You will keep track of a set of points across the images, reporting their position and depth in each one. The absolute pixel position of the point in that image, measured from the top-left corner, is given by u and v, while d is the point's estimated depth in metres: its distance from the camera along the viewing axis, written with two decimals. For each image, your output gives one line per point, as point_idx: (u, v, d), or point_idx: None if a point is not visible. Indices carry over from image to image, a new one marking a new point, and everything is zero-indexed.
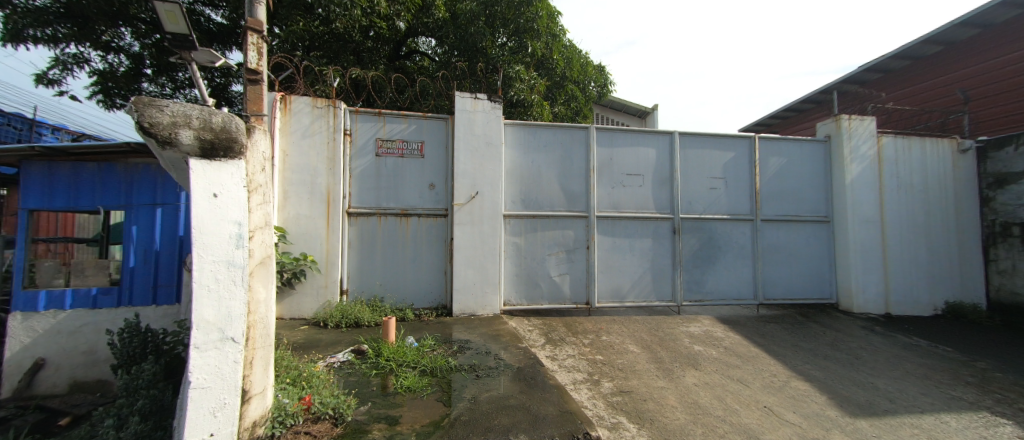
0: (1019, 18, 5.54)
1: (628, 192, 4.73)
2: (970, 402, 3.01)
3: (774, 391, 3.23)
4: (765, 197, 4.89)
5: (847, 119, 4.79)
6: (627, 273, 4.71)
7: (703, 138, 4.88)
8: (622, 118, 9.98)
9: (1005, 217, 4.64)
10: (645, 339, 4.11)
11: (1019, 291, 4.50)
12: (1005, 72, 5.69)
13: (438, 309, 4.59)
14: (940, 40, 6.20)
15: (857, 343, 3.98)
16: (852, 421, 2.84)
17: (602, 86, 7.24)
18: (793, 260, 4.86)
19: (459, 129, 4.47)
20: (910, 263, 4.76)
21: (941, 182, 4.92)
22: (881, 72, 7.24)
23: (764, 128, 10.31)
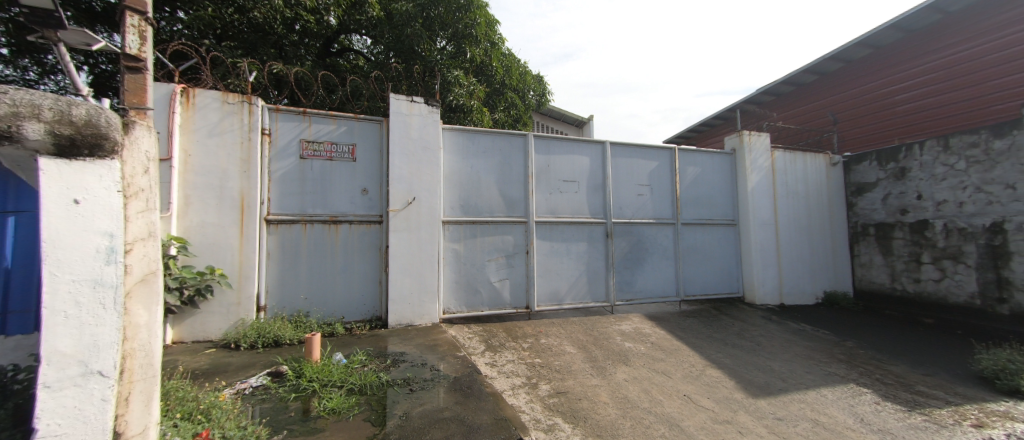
0: (870, 56, 6.80)
1: (564, 198, 4.90)
2: (842, 375, 3.57)
3: (693, 380, 3.52)
4: (685, 203, 5.38)
5: (747, 134, 5.47)
6: (564, 276, 4.86)
7: (631, 147, 5.25)
8: (560, 126, 10.40)
9: (864, 219, 5.63)
10: (581, 339, 4.26)
11: (875, 280, 5.47)
12: (862, 100, 6.93)
13: (372, 321, 4.34)
14: (817, 71, 7.39)
15: (759, 331, 4.52)
16: (754, 401, 3.19)
17: (541, 95, 7.46)
18: (709, 259, 5.40)
19: (394, 131, 4.29)
20: (799, 258, 5.54)
21: (820, 189, 5.80)
22: (774, 95, 8.42)
23: (684, 141, 11.39)
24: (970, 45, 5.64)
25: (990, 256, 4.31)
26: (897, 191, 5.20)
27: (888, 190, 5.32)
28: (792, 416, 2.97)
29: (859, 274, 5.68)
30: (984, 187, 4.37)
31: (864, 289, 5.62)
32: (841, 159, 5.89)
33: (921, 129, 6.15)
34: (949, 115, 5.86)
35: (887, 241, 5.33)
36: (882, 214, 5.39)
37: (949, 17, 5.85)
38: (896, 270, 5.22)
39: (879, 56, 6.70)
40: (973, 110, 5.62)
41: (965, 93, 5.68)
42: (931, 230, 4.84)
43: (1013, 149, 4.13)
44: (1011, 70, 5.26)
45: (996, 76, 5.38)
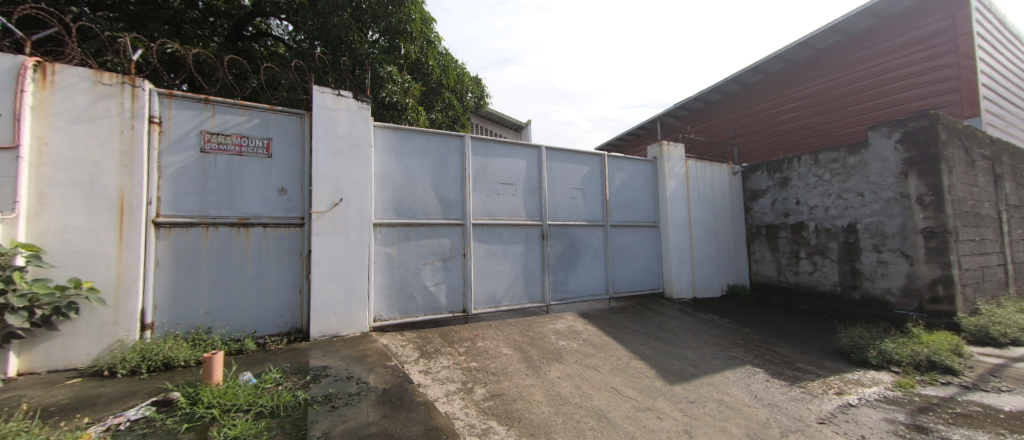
0: (760, 82, 7.98)
1: (502, 200, 4.94)
2: (741, 358, 4.06)
3: (620, 372, 3.74)
4: (614, 207, 5.74)
5: (666, 144, 6.04)
6: (501, 278, 4.89)
7: (565, 153, 5.48)
8: (499, 129, 10.52)
9: (757, 221, 6.51)
10: (517, 340, 4.30)
11: (766, 273, 6.34)
12: (754, 119, 8.10)
13: (291, 334, 3.93)
14: (722, 91, 8.42)
15: (675, 323, 4.97)
16: (671, 387, 3.49)
17: (479, 98, 7.44)
18: (635, 259, 5.83)
19: (318, 126, 3.95)
20: (709, 256, 6.22)
21: (725, 195, 6.59)
22: (688, 110, 9.42)
23: (613, 148, 12.23)
24: (829, 78, 6.87)
25: (848, 251, 5.24)
26: (782, 197, 6.10)
27: (775, 197, 6.22)
28: (701, 399, 3.30)
29: (754, 268, 6.54)
30: (843, 194, 5.31)
31: (759, 282, 6.48)
32: (741, 169, 6.77)
33: (799, 145, 7.30)
34: (818, 135, 7.03)
35: (775, 239, 6.22)
36: (770, 217, 6.29)
37: (816, 53, 7.04)
38: (782, 265, 6.10)
39: (769, 82, 7.83)
40: (833, 132, 6.82)
41: (827, 117, 6.90)
42: (806, 230, 5.75)
43: (862, 164, 5.08)
44: (857, 101, 6.49)
45: (849, 104, 6.58)
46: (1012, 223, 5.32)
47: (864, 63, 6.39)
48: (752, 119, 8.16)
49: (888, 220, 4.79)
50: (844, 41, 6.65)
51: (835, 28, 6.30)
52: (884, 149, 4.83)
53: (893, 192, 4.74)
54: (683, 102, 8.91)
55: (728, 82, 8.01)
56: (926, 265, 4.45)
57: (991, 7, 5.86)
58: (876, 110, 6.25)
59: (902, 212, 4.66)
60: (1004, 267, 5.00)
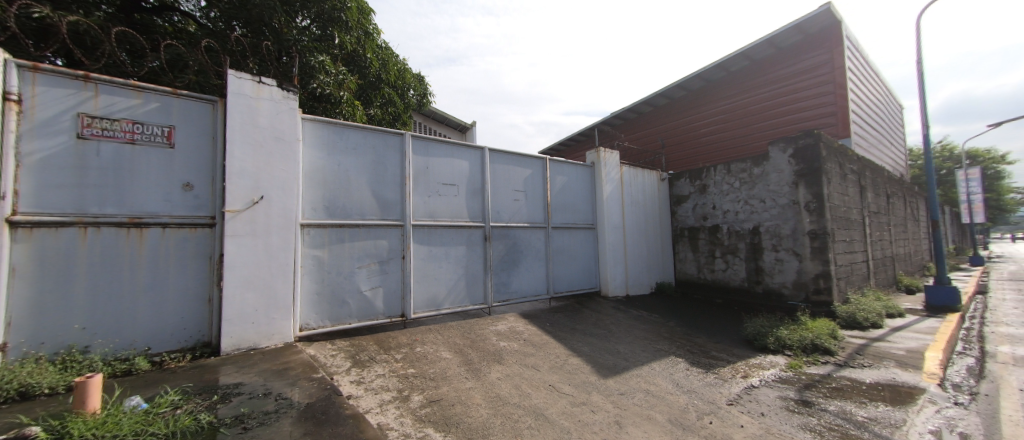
0: (685, 98, 8.78)
1: (443, 201, 4.84)
2: (666, 350, 4.40)
3: (558, 370, 3.84)
4: (555, 209, 5.94)
5: (602, 150, 6.39)
6: (443, 281, 4.78)
7: (508, 155, 5.54)
8: (443, 129, 10.38)
9: (681, 224, 7.14)
10: (457, 343, 4.22)
11: (688, 271, 6.97)
12: (679, 131, 8.89)
13: (196, 349, 3.46)
14: (653, 103, 9.14)
15: (610, 320, 5.26)
16: (604, 381, 3.67)
17: (422, 96, 7.24)
18: (575, 259, 6.08)
19: (233, 116, 3.52)
20: (640, 256, 6.69)
21: (654, 199, 7.13)
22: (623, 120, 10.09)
23: (556, 154, 12.69)
24: (739, 98, 7.78)
25: (753, 250, 5.94)
26: (701, 203, 6.75)
27: (695, 202, 6.86)
28: (630, 390, 3.51)
29: (679, 267, 7.13)
30: (749, 201, 6.01)
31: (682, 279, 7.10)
32: (668, 176, 7.39)
33: (714, 157, 8.16)
34: (731, 147, 7.91)
35: (696, 241, 6.86)
36: (692, 220, 6.93)
37: (730, 74, 7.92)
38: (700, 264, 6.75)
39: (692, 98, 8.64)
40: (741, 146, 7.73)
41: (736, 132, 7.80)
42: (721, 232, 6.43)
43: (763, 174, 5.81)
44: (760, 119, 7.43)
45: (755, 121, 7.50)
46: (872, 227, 6.45)
47: (766, 87, 7.34)
48: (677, 131, 8.95)
49: (784, 223, 5.53)
50: (751, 66, 7.56)
51: (744, 54, 7.15)
52: (781, 162, 5.58)
53: (788, 200, 5.49)
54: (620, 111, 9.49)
55: (659, 96, 8.71)
56: (811, 262, 5.21)
57: (858, 48, 7.07)
58: (774, 128, 7.21)
59: (794, 216, 5.41)
60: (867, 263, 6.04)
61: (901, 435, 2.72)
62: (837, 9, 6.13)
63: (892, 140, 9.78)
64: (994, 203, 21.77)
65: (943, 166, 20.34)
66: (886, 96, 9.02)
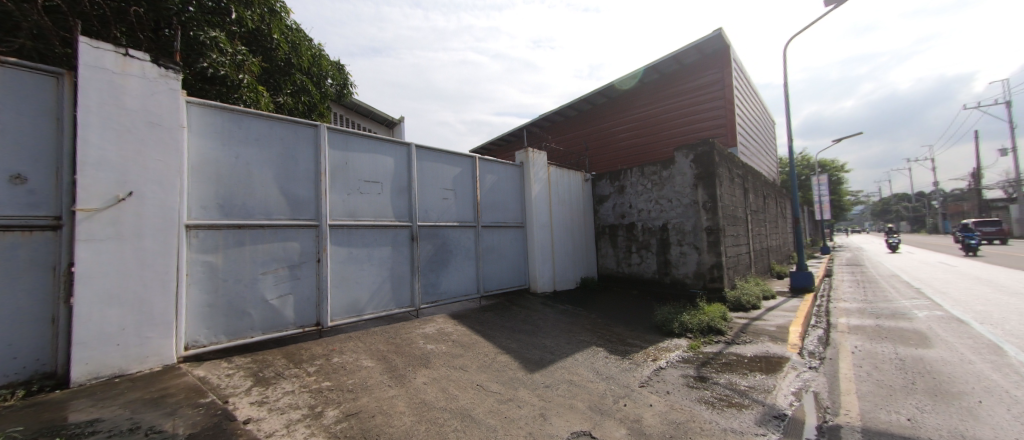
0: (605, 104, 9.46)
1: (365, 199, 4.53)
2: (588, 341, 4.66)
3: (486, 369, 3.83)
4: (484, 208, 5.96)
5: (530, 151, 6.58)
6: (365, 285, 4.48)
7: (435, 153, 5.40)
8: (367, 124, 9.84)
9: (602, 222, 7.64)
10: (380, 350, 3.97)
11: (609, 266, 7.49)
12: (600, 135, 9.55)
13: (33, 383, 2.64)
14: (578, 108, 9.68)
15: (538, 315, 5.43)
16: (531, 376, 3.75)
17: (341, 86, 6.74)
18: (505, 258, 6.17)
19: (88, 92, 2.80)
20: (566, 253, 7.02)
21: (579, 199, 7.54)
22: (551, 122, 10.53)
23: (488, 153, 12.80)
24: (650, 107, 8.59)
25: (662, 245, 6.59)
26: (620, 202, 7.30)
27: (614, 202, 7.41)
28: (555, 382, 3.63)
29: (602, 263, 7.63)
30: (659, 200, 6.65)
31: (604, 274, 7.61)
32: (591, 177, 7.86)
33: (631, 160, 8.92)
34: (645, 152, 8.69)
35: (615, 238, 7.40)
36: (611, 218, 7.46)
37: (643, 85, 8.68)
38: (619, 258, 7.30)
39: (611, 105, 9.33)
40: (653, 151, 8.55)
41: (649, 139, 8.60)
42: (636, 229, 7.01)
43: (670, 177, 6.49)
44: (667, 128, 8.29)
45: (664, 129, 8.31)
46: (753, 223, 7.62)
47: (672, 99, 8.20)
48: (598, 135, 9.60)
49: (687, 220, 6.24)
50: (660, 79, 8.39)
51: (654, 68, 7.90)
52: (685, 166, 6.28)
53: (690, 200, 6.20)
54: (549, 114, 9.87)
55: (584, 101, 9.23)
56: (708, 254, 5.98)
57: (742, 71, 8.30)
58: (679, 136, 8.11)
59: (694, 214, 6.14)
60: (749, 254, 7.11)
61: (772, 398, 3.23)
62: (726, 35, 7.10)
63: (767, 151, 11.69)
64: (836, 204, 27.47)
65: (803, 174, 25.04)
66: (762, 113, 10.73)
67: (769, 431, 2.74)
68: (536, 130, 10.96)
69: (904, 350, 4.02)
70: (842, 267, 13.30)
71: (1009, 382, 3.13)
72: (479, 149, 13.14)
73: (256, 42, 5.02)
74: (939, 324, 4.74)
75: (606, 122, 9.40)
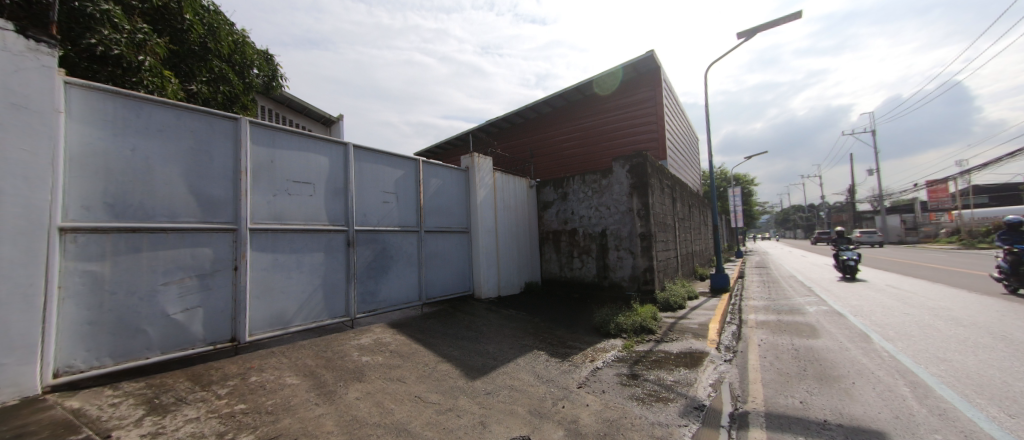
0: (549, 114, 9.77)
1: (294, 201, 4.17)
2: (530, 345, 4.71)
3: (425, 379, 3.67)
4: (428, 212, 5.84)
5: (475, 156, 6.60)
6: (292, 294, 4.10)
7: (375, 154, 5.17)
8: (301, 120, 9.13)
9: (546, 227, 7.84)
10: (308, 365, 3.62)
11: (552, 270, 7.70)
12: (545, 143, 9.84)
13: None
14: (524, 116, 9.89)
15: (482, 321, 5.39)
16: (471, 383, 3.67)
17: (269, 77, 6.22)
18: (449, 263, 6.09)
19: None
20: (511, 258, 7.11)
21: (524, 205, 7.68)
22: (498, 129, 10.63)
23: (434, 157, 12.57)
24: (591, 119, 9.04)
25: (601, 250, 6.93)
26: (563, 209, 7.56)
27: (557, 208, 7.66)
28: (496, 388, 3.61)
29: (545, 267, 7.82)
30: (599, 207, 7.00)
31: (547, 279, 7.79)
32: (536, 184, 8.05)
33: (573, 168, 9.31)
34: (587, 161, 9.12)
35: (557, 243, 7.63)
36: (554, 224, 7.70)
37: (585, 97, 9.11)
38: (561, 263, 7.54)
39: (556, 114, 9.66)
40: (593, 160, 9.01)
41: (589, 149, 9.06)
42: (577, 235, 7.30)
43: (609, 185, 6.87)
44: (606, 139, 8.79)
45: (604, 140, 8.81)
46: (680, 230, 8.36)
47: (610, 113, 8.74)
48: (543, 142, 9.89)
49: (624, 227, 6.64)
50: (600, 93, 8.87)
51: (594, 82, 8.32)
52: (621, 176, 6.70)
53: (626, 207, 6.62)
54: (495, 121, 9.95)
55: (531, 109, 9.44)
56: (641, 259, 6.42)
57: (671, 92, 9.14)
58: (617, 147, 8.66)
59: (630, 221, 6.56)
60: (676, 258, 7.77)
61: (694, 391, 3.53)
62: (657, 57, 7.74)
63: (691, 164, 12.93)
64: (749, 214, 31.23)
65: (722, 187, 28.14)
66: (688, 130, 11.85)
67: (691, 422, 2.97)
68: (482, 135, 10.96)
69: (799, 341, 4.64)
70: (751, 269, 15.10)
71: (876, 364, 3.73)
72: (423, 152, 12.82)
73: (161, 21, 4.44)
74: (824, 317, 5.55)
75: (550, 131, 9.72)
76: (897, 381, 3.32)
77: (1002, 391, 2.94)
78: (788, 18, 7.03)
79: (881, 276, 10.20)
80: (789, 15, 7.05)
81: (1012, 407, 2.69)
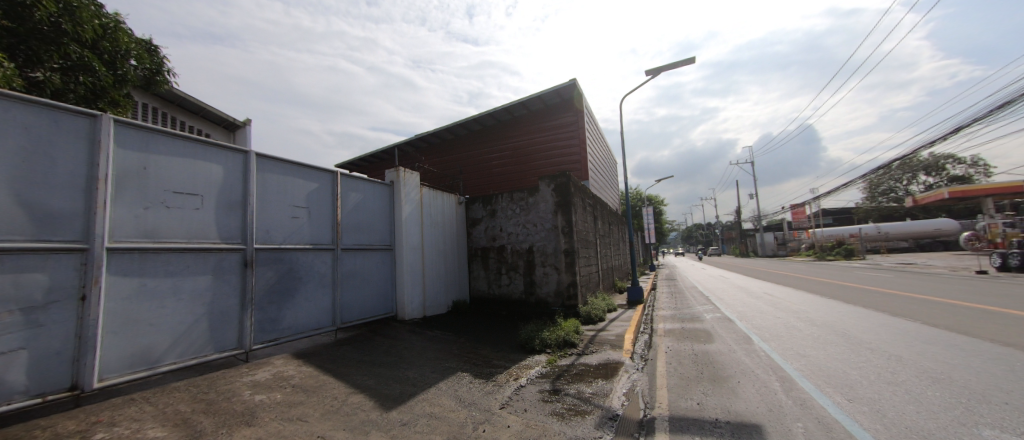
0: (480, 132, 9.90)
1: (176, 216, 3.56)
2: (453, 367, 4.55)
3: (332, 415, 3.20)
4: (345, 229, 5.52)
5: (400, 171, 6.42)
6: (165, 326, 3.42)
7: (283, 165, 4.73)
8: (195, 122, 8.03)
9: (475, 244, 7.83)
10: (179, 412, 2.92)
11: (479, 288, 7.67)
12: (475, 160, 9.91)
13: None
14: (454, 133, 9.89)
15: (403, 345, 5.10)
16: (387, 415, 3.31)
17: (150, 70, 5.40)
18: (367, 284, 5.78)
19: None
20: (437, 277, 6.95)
21: (453, 222, 7.61)
22: (427, 144, 10.47)
23: (357, 169, 11.94)
24: (519, 139, 9.35)
25: (528, 266, 7.06)
26: (491, 225, 7.62)
27: (485, 225, 7.70)
28: (413, 418, 3.29)
29: (474, 285, 7.76)
30: (526, 224, 7.17)
31: (474, 296, 7.72)
32: (465, 200, 8.03)
33: (502, 185, 9.48)
34: (515, 178, 9.36)
35: (485, 259, 7.64)
36: (483, 240, 7.71)
37: (514, 118, 9.42)
38: (489, 280, 7.53)
39: (485, 132, 9.82)
40: (522, 178, 9.28)
41: (518, 167, 9.32)
42: (505, 251, 7.36)
43: (535, 203, 7.11)
44: (534, 158, 9.16)
45: (532, 159, 9.16)
46: (601, 246, 8.97)
47: (537, 134, 9.15)
48: (474, 159, 9.96)
49: (549, 243, 6.88)
50: (528, 115, 9.25)
51: (522, 104, 8.66)
52: (547, 195, 6.99)
53: (551, 224, 6.88)
54: (425, 135, 9.79)
55: (460, 126, 9.47)
56: (565, 274, 6.70)
57: (592, 118, 9.94)
58: (544, 167, 9.05)
59: (554, 237, 6.83)
60: (597, 272, 8.27)
61: (609, 401, 3.69)
62: (579, 85, 8.35)
63: (610, 185, 14.09)
64: (660, 230, 34.94)
65: (637, 206, 31.25)
66: (608, 155, 12.96)
67: (605, 433, 3.06)
68: (410, 149, 10.68)
69: (698, 346, 5.17)
70: (659, 281, 16.90)
71: (755, 363, 4.30)
72: (345, 165, 12.12)
73: None
74: (717, 323, 6.29)
75: (480, 148, 9.84)
76: (771, 378, 3.83)
77: (843, 379, 3.55)
78: (684, 62, 8.14)
79: (759, 285, 12.04)
80: (686, 59, 8.16)
81: (851, 393, 3.25)
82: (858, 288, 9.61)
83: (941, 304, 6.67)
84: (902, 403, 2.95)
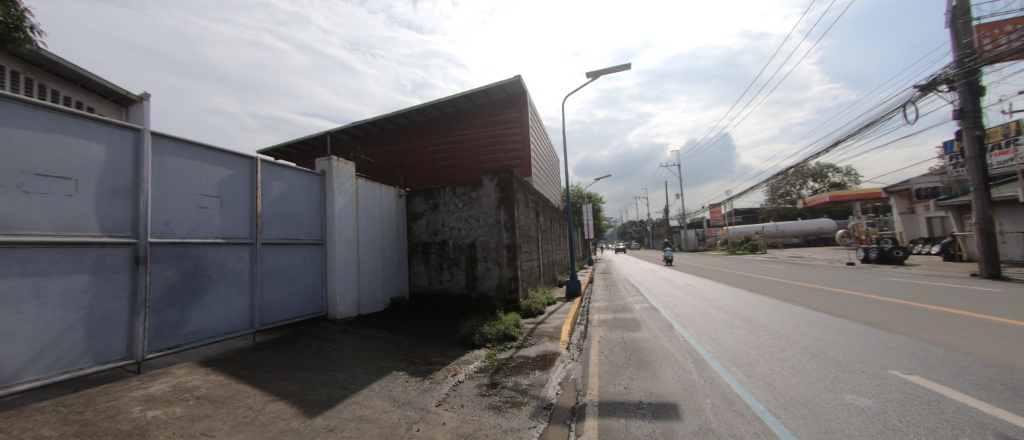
0: (422, 123, 9.59)
1: (41, 202, 2.89)
2: (388, 367, 4.38)
3: (245, 426, 2.88)
4: (267, 222, 5.07)
5: (332, 160, 6.03)
6: (23, 336, 2.74)
7: (189, 148, 4.15)
8: (66, 91, 6.71)
9: (416, 239, 7.60)
10: (41, 437, 2.40)
11: (419, 284, 7.47)
12: (417, 151, 9.59)
13: None
14: (395, 122, 9.46)
15: (333, 346, 4.79)
16: (311, 422, 3.07)
17: (6, 25, 4.41)
18: (291, 282, 5.34)
19: None
20: (374, 273, 6.64)
21: (392, 216, 7.32)
22: (365, 132, 9.89)
23: (284, 157, 10.89)
24: (464, 133, 9.23)
25: (469, 261, 7.03)
26: (433, 220, 7.45)
27: (426, 220, 7.51)
28: (341, 423, 3.09)
29: (413, 281, 7.54)
30: (468, 219, 7.12)
31: (414, 293, 7.50)
32: (405, 193, 7.75)
33: (445, 179, 9.30)
34: (459, 172, 9.24)
35: (426, 255, 7.45)
36: (423, 235, 7.51)
37: (458, 111, 9.26)
38: (430, 276, 7.37)
39: (428, 124, 9.54)
40: (466, 173, 9.18)
41: (462, 161, 9.21)
42: (447, 246, 7.24)
43: (478, 198, 7.08)
44: (478, 153, 9.10)
45: (477, 154, 9.10)
46: (543, 242, 9.24)
47: (482, 128, 9.11)
48: (416, 151, 9.63)
49: (490, 238, 6.91)
50: (472, 108, 9.16)
51: (467, 97, 8.53)
52: (490, 190, 7.00)
53: (494, 220, 6.91)
54: (362, 124, 9.23)
55: (402, 116, 9.08)
56: (507, 269, 6.80)
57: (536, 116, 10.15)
58: (488, 162, 9.05)
59: (496, 232, 6.87)
60: (539, 267, 8.50)
61: (544, 391, 3.82)
62: (523, 82, 8.46)
63: (553, 183, 14.54)
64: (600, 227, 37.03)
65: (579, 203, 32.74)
66: (551, 153, 13.34)
67: (539, 422, 3.15)
68: (346, 138, 10.00)
69: (627, 334, 5.57)
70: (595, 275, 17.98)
71: (676, 347, 4.73)
72: (270, 151, 11.00)
73: None
74: (645, 313, 6.82)
75: (422, 140, 9.54)
76: (687, 360, 4.25)
77: (744, 358, 4.05)
78: (621, 68, 8.65)
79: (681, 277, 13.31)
80: (622, 65, 8.69)
81: (750, 370, 3.72)
82: (757, 279, 11.14)
83: (820, 291, 7.93)
84: (789, 376, 3.44)
